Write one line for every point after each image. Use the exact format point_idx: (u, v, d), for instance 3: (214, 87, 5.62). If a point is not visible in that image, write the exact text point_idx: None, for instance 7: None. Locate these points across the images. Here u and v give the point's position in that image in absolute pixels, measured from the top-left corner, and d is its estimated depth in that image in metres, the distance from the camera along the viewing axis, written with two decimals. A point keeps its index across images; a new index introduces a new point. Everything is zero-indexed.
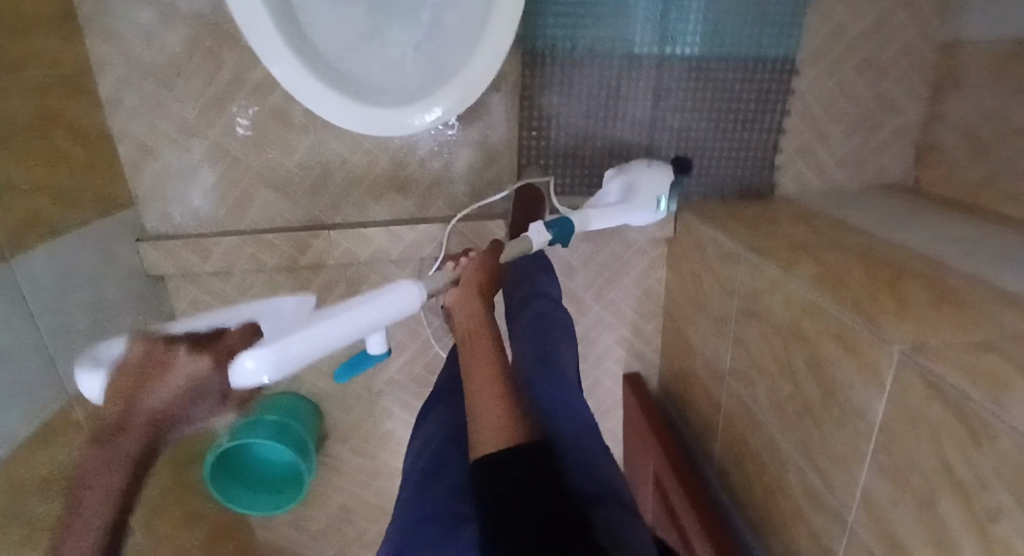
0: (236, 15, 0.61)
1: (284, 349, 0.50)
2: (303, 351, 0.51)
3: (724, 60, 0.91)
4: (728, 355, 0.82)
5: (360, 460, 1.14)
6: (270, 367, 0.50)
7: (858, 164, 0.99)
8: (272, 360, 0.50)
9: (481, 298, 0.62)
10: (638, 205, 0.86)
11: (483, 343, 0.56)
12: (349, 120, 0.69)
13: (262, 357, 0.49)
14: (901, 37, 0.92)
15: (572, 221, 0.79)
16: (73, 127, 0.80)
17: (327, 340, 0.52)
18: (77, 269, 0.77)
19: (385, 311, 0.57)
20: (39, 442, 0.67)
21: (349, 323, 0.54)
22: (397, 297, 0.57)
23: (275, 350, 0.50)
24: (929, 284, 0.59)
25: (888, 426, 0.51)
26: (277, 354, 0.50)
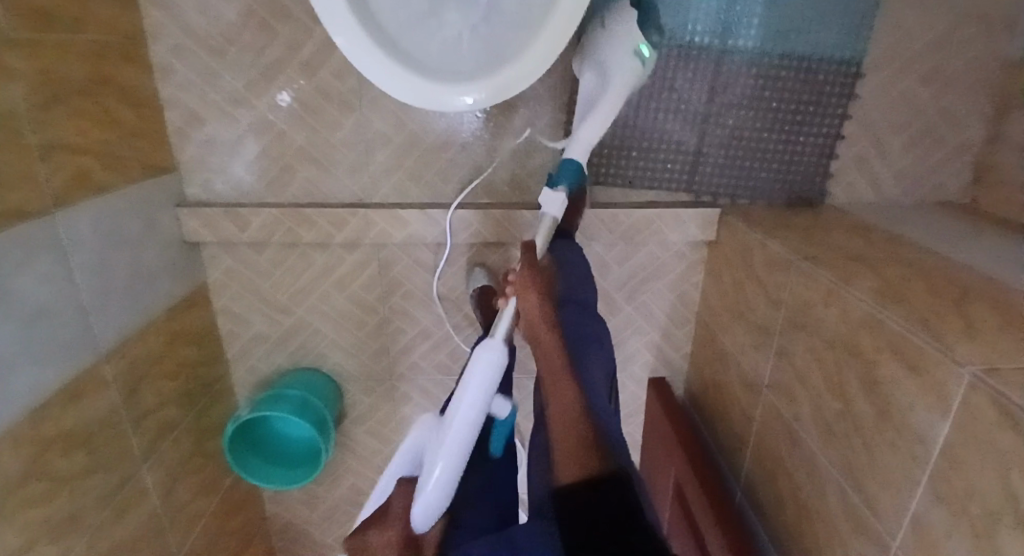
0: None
1: (441, 480, 0.52)
2: (455, 465, 0.53)
3: (786, 59, 0.87)
4: (768, 366, 0.79)
5: (375, 444, 1.13)
6: (437, 504, 0.52)
7: (914, 179, 0.95)
8: (438, 499, 0.52)
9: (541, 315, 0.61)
10: (617, 77, 0.74)
11: (557, 367, 0.55)
12: (400, 90, 0.66)
13: (433, 495, 0.52)
14: (972, 49, 0.88)
15: (573, 162, 0.74)
16: (125, 91, 0.80)
17: (460, 447, 0.54)
18: (119, 229, 0.77)
19: (490, 372, 0.59)
20: (69, 400, 0.67)
21: (468, 417, 0.55)
22: (486, 361, 0.59)
23: (433, 491, 0.52)
24: (997, 306, 0.56)
25: (949, 452, 0.48)
26: (437, 492, 0.52)
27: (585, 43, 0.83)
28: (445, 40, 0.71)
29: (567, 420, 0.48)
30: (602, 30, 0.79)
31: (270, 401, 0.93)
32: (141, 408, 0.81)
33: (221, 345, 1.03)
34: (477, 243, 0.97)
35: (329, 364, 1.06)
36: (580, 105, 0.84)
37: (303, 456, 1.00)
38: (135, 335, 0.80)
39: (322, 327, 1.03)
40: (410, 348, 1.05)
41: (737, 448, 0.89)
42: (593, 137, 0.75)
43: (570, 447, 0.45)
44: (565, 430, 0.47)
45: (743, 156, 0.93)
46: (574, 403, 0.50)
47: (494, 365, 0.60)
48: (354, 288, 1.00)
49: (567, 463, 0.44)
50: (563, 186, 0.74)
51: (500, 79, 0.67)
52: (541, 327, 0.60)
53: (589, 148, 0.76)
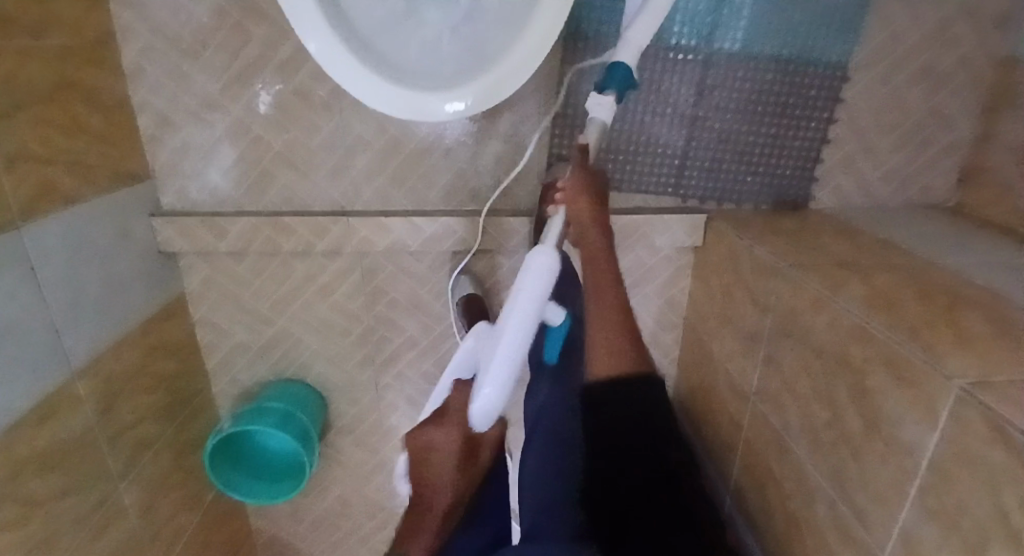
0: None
1: (495, 386, 0.58)
2: (506, 375, 0.58)
3: (773, 60, 0.86)
4: (756, 373, 0.78)
5: (361, 454, 1.11)
6: (493, 404, 0.59)
7: (900, 181, 0.95)
8: (494, 399, 0.59)
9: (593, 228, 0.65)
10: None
11: (606, 279, 0.62)
12: (376, 98, 0.66)
13: (489, 398, 0.59)
14: (957, 51, 0.87)
15: (623, 63, 0.66)
16: (93, 96, 0.77)
17: (508, 359, 0.57)
18: (91, 240, 0.75)
19: (541, 283, 0.57)
20: (39, 420, 0.64)
21: (517, 331, 0.57)
22: (535, 269, 0.57)
23: (491, 389, 0.58)
24: (987, 314, 0.55)
25: (939, 465, 0.47)
26: (495, 391, 0.58)
27: None
28: (425, 43, 0.68)
29: (609, 326, 0.58)
30: None
31: (253, 414, 0.91)
32: (116, 425, 0.79)
33: (200, 356, 1.00)
34: (462, 250, 0.95)
35: (313, 374, 1.04)
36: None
37: (284, 470, 0.98)
38: (109, 349, 0.77)
39: (304, 337, 1.01)
40: (395, 357, 1.03)
41: (726, 455, 0.88)
42: (644, 41, 0.67)
43: (606, 349, 0.57)
44: (603, 337, 0.57)
45: (730, 159, 0.92)
46: (616, 316, 0.59)
47: (545, 274, 0.57)
48: (337, 296, 0.98)
49: (601, 362, 0.56)
50: (612, 91, 0.66)
51: (480, 86, 0.66)
52: (590, 228, 0.65)
53: (639, 54, 0.68)
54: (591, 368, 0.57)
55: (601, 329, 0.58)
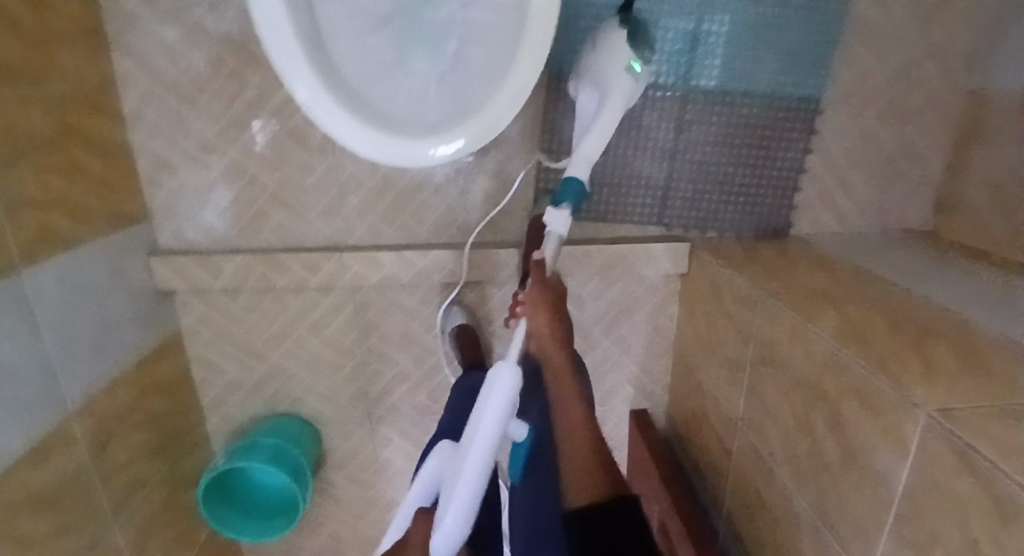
0: (260, 28, 0.62)
1: (456, 514, 0.50)
2: (470, 500, 0.51)
3: (747, 97, 0.90)
4: (742, 402, 0.79)
5: (355, 489, 1.11)
6: (450, 542, 0.49)
7: (877, 211, 0.98)
8: (452, 534, 0.49)
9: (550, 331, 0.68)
10: (615, 92, 0.77)
11: (568, 386, 0.63)
12: (363, 144, 0.69)
13: (446, 545, 0.49)
14: (924, 85, 0.91)
15: (575, 179, 0.75)
16: (92, 142, 0.80)
17: (474, 481, 0.52)
18: (88, 281, 0.77)
19: (503, 398, 0.57)
20: (34, 460, 0.65)
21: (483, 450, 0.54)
22: (501, 381, 0.58)
23: (452, 523, 0.49)
24: (956, 344, 0.57)
25: (912, 493, 0.48)
26: (455, 527, 0.49)
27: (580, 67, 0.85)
28: (413, 90, 0.72)
29: (579, 447, 0.57)
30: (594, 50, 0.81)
31: (246, 451, 0.92)
32: (109, 463, 0.79)
33: (194, 392, 1.01)
34: (453, 283, 0.97)
35: (307, 407, 1.04)
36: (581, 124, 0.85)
37: (277, 508, 0.97)
38: (104, 388, 0.79)
39: (298, 371, 1.02)
40: (389, 389, 1.04)
41: (717, 483, 0.88)
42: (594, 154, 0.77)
43: (582, 470, 0.56)
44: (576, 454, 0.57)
45: (711, 190, 0.95)
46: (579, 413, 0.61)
47: (507, 386, 0.58)
48: (330, 330, 0.99)
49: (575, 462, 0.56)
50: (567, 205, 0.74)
51: (463, 132, 0.69)
52: (553, 347, 0.67)
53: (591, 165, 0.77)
54: (569, 493, 0.54)
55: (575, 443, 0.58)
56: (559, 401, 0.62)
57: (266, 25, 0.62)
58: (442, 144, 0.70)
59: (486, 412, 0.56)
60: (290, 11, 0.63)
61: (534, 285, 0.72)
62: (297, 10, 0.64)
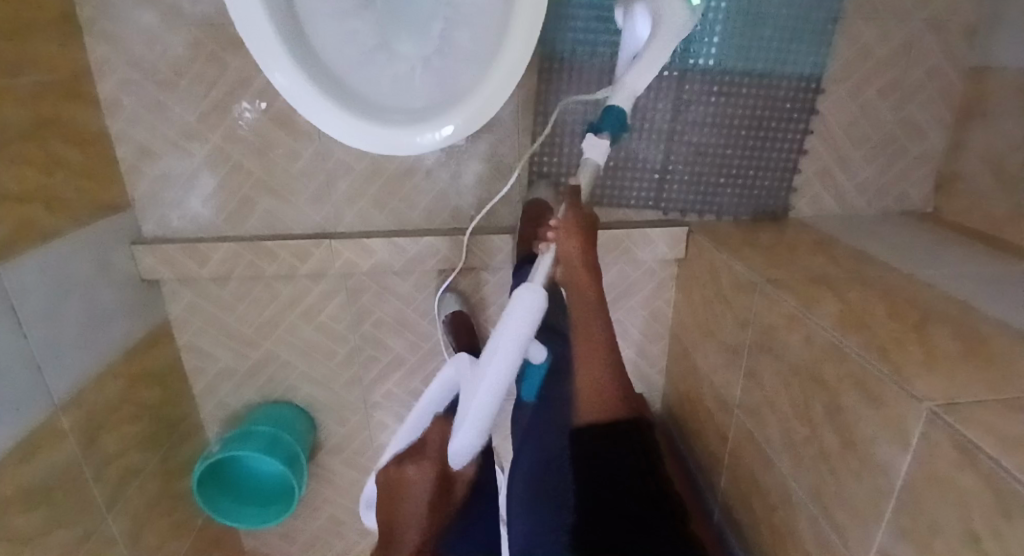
0: (233, 12, 0.60)
1: (477, 423, 0.62)
2: (486, 415, 0.62)
3: (747, 75, 0.87)
4: (739, 388, 0.79)
5: (353, 474, 1.11)
6: (471, 441, 0.63)
7: (877, 190, 0.96)
8: (473, 435, 0.63)
9: (582, 264, 0.63)
10: (666, 22, 0.69)
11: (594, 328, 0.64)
12: (344, 134, 0.67)
13: (467, 438, 0.63)
14: (929, 61, 0.89)
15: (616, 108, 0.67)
16: (70, 130, 0.77)
17: (491, 401, 0.61)
18: (71, 275, 0.75)
19: (526, 322, 0.59)
20: (23, 457, 0.64)
21: (500, 376, 0.60)
22: (523, 310, 0.58)
23: (469, 430, 0.63)
24: (957, 331, 0.56)
25: (911, 485, 0.48)
26: (473, 431, 0.63)
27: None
28: (398, 75, 0.70)
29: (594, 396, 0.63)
30: None
31: (240, 439, 0.91)
32: (100, 457, 0.78)
33: (186, 382, 1.00)
34: (446, 269, 0.95)
35: (301, 394, 1.04)
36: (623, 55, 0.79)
37: (274, 494, 0.98)
38: (92, 382, 0.77)
39: (290, 359, 1.01)
40: (383, 376, 1.03)
41: (713, 467, 0.89)
42: (640, 88, 0.70)
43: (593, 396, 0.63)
44: (590, 379, 0.63)
45: (709, 172, 0.93)
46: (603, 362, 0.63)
47: (529, 318, 0.59)
48: (322, 318, 0.98)
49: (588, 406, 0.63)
50: (607, 134, 0.66)
51: (450, 117, 0.67)
52: (584, 278, 0.63)
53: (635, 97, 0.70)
54: (581, 411, 0.63)
55: (591, 370, 0.63)
56: (583, 351, 0.64)
57: (239, 8, 0.59)
58: (429, 132, 0.68)
59: (502, 343, 0.60)
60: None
61: (565, 208, 0.63)
62: None
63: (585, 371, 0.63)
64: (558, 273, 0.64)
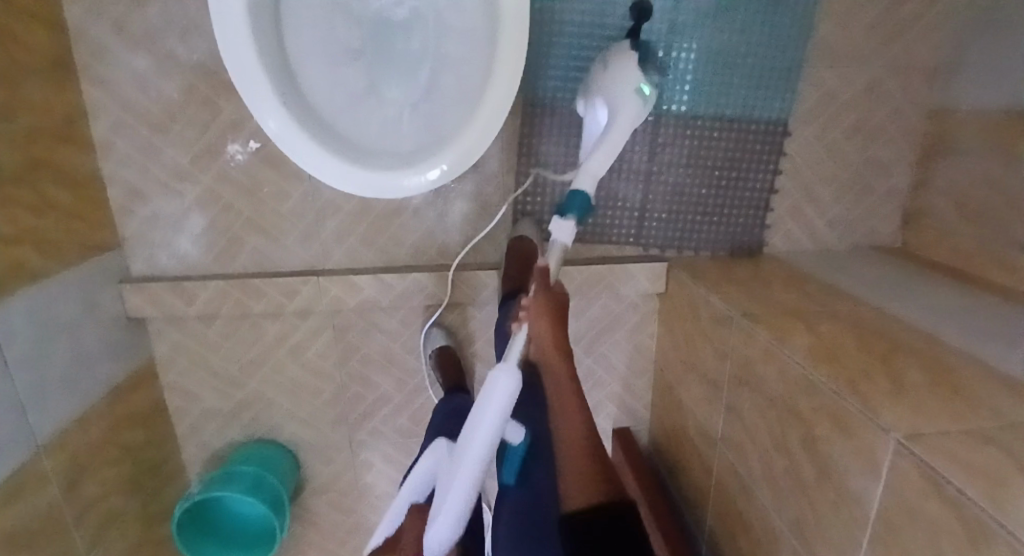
0: (227, 61, 0.63)
1: (451, 516, 0.55)
2: (463, 507, 0.56)
3: (718, 120, 0.92)
4: (721, 421, 0.80)
5: (338, 515, 1.09)
6: (443, 540, 0.55)
7: (847, 226, 1.00)
8: (447, 531, 0.55)
9: (553, 342, 0.66)
10: (624, 110, 0.75)
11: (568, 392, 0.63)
12: (331, 177, 0.70)
13: (440, 534, 0.55)
14: (888, 105, 0.94)
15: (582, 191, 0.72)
16: (63, 173, 0.79)
17: (468, 488, 0.56)
18: (59, 314, 0.75)
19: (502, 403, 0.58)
20: (9, 498, 0.63)
21: (478, 459, 0.56)
22: (501, 388, 0.59)
23: (444, 522, 0.55)
24: (922, 362, 0.59)
25: (883, 515, 0.49)
26: (448, 524, 0.55)
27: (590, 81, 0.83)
28: (385, 119, 0.72)
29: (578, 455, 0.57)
30: (606, 67, 0.80)
31: (223, 480, 0.90)
32: (80, 500, 0.77)
33: (169, 422, 0.99)
34: (433, 305, 0.96)
35: (286, 433, 1.03)
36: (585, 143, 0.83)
37: (256, 537, 0.96)
38: (76, 423, 0.77)
39: (276, 397, 1.00)
40: (369, 413, 1.03)
41: (699, 501, 0.89)
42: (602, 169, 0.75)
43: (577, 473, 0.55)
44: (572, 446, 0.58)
45: (686, 211, 0.97)
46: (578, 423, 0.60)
47: (507, 396, 0.59)
48: (309, 355, 0.98)
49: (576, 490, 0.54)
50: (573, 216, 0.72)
51: (433, 161, 0.70)
52: (552, 353, 0.65)
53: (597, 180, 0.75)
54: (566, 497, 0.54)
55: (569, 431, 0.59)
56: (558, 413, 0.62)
57: (233, 58, 0.63)
58: (413, 175, 0.71)
59: (483, 415, 0.58)
60: (257, 43, 0.64)
61: (535, 290, 0.69)
62: (264, 42, 0.64)
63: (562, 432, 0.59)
64: (534, 350, 0.66)
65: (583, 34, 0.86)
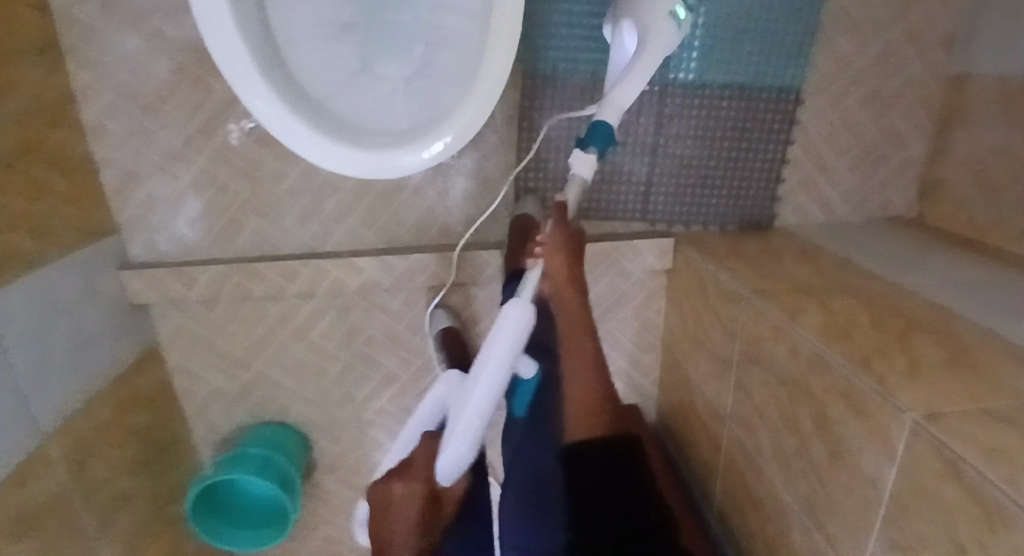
0: (208, 42, 0.60)
1: (463, 443, 0.57)
2: (475, 433, 0.57)
3: (727, 88, 0.88)
4: (729, 398, 0.79)
5: (348, 493, 1.10)
6: (458, 459, 0.58)
7: (861, 198, 0.97)
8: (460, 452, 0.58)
9: (567, 276, 0.63)
10: (654, 36, 0.70)
11: (578, 327, 0.60)
12: (326, 162, 0.67)
13: (454, 455, 0.57)
14: (907, 70, 0.90)
15: (605, 122, 0.69)
16: (54, 158, 0.77)
17: (481, 414, 0.57)
18: (57, 302, 0.74)
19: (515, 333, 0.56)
20: (16, 484, 0.63)
21: (489, 393, 0.56)
22: (512, 322, 0.56)
23: (458, 445, 0.57)
24: (940, 339, 0.57)
25: (898, 496, 0.48)
26: (461, 447, 0.57)
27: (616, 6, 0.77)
28: (381, 96, 0.71)
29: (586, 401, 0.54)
30: None
31: (232, 461, 0.91)
32: (89, 485, 0.77)
33: (176, 406, 1.00)
34: (436, 286, 0.95)
35: (293, 415, 1.03)
36: (611, 68, 0.79)
37: (268, 516, 0.97)
38: (80, 411, 0.76)
39: (282, 379, 1.00)
40: (375, 394, 1.03)
41: (707, 478, 0.89)
42: (626, 102, 0.70)
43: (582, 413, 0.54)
44: (580, 393, 0.55)
45: (694, 184, 0.94)
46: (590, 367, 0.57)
47: (518, 330, 0.56)
48: (313, 337, 0.98)
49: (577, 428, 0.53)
50: (594, 149, 0.69)
51: (430, 141, 0.67)
52: (567, 289, 0.62)
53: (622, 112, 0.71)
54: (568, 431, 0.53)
55: (579, 377, 0.56)
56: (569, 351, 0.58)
57: (213, 38, 0.59)
58: (411, 156, 0.68)
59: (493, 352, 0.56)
60: (238, 21, 0.60)
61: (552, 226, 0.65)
62: (246, 17, 0.61)
63: (572, 378, 0.56)
64: (546, 284, 0.63)
65: (585, 2, 0.83)
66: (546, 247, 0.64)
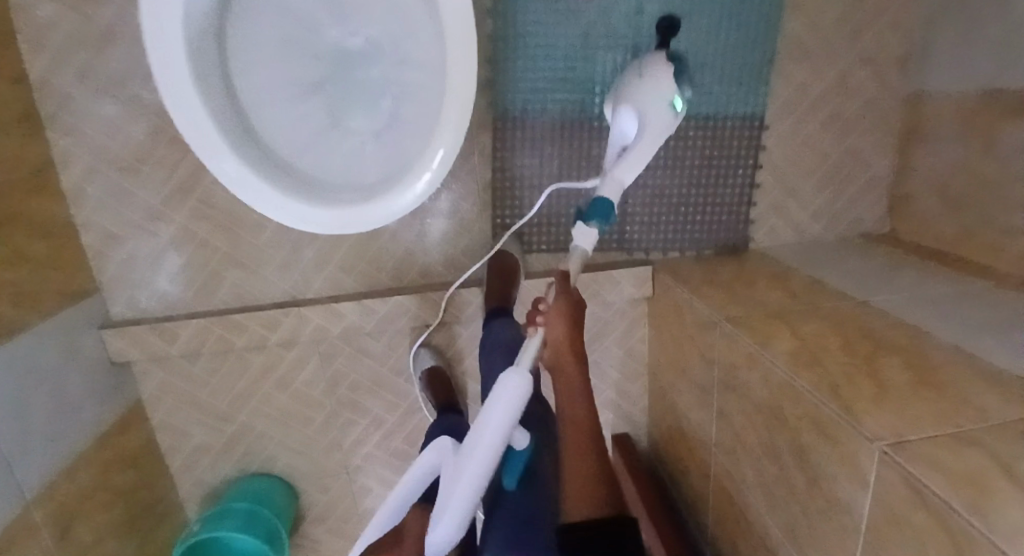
0: (174, 116, 0.62)
1: (455, 514, 0.51)
2: (468, 503, 0.51)
3: (693, 120, 0.91)
4: (712, 426, 0.79)
5: (340, 541, 1.09)
6: (448, 538, 0.51)
7: (831, 217, 0.98)
8: (450, 528, 0.51)
9: (570, 347, 0.63)
10: (655, 121, 0.73)
11: (576, 389, 0.63)
12: (294, 220, 0.69)
13: (445, 531, 0.51)
14: (864, 92, 0.93)
15: (608, 199, 0.69)
16: (34, 223, 0.78)
17: (475, 484, 0.52)
18: (38, 365, 0.74)
19: (512, 406, 0.54)
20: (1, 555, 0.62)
21: (484, 459, 0.52)
22: (510, 390, 0.55)
23: (449, 519, 0.51)
24: (906, 360, 0.57)
25: (873, 524, 0.48)
26: (453, 522, 0.51)
27: (617, 89, 0.81)
28: (350, 150, 0.73)
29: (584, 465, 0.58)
30: (640, 74, 0.77)
31: (217, 517, 0.90)
32: (73, 549, 0.76)
33: (162, 462, 0.99)
34: (419, 327, 0.95)
35: (281, 464, 1.03)
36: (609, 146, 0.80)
37: None
38: (64, 474, 0.76)
39: (268, 429, 1.00)
40: (362, 438, 1.02)
41: (699, 507, 0.88)
42: (627, 179, 0.72)
43: (583, 484, 0.56)
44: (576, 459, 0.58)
45: (668, 213, 0.95)
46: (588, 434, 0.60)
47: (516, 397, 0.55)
48: (298, 385, 0.98)
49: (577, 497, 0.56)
50: (595, 224, 0.68)
51: (392, 199, 0.69)
52: (567, 356, 0.63)
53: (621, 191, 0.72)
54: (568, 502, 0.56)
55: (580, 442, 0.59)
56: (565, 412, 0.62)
57: (178, 112, 0.62)
58: (377, 213, 0.69)
59: (490, 419, 0.54)
60: (200, 92, 0.62)
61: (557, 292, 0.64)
62: (209, 89, 0.64)
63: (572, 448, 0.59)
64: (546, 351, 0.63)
65: (548, 46, 0.86)
66: (549, 314, 0.62)
